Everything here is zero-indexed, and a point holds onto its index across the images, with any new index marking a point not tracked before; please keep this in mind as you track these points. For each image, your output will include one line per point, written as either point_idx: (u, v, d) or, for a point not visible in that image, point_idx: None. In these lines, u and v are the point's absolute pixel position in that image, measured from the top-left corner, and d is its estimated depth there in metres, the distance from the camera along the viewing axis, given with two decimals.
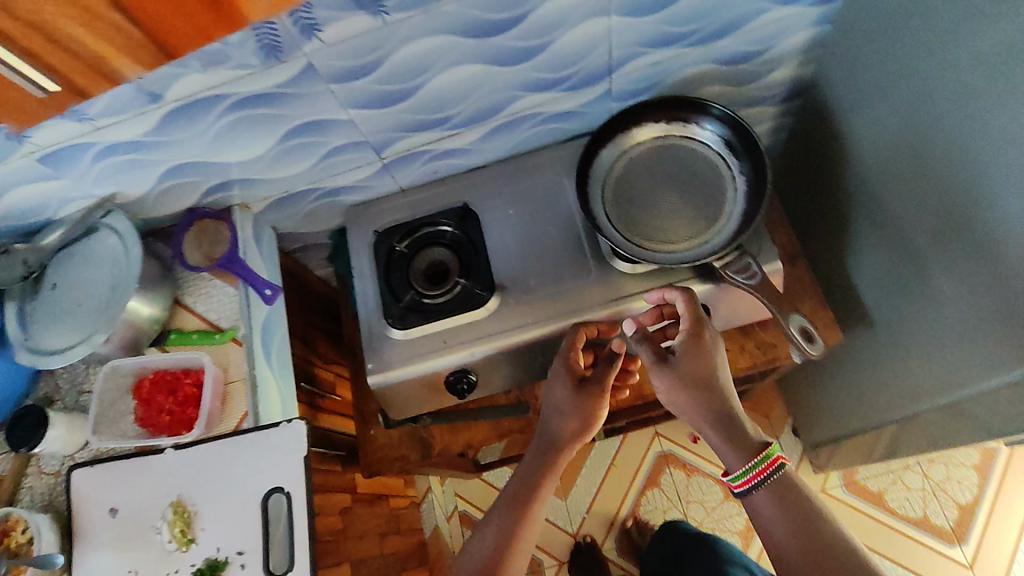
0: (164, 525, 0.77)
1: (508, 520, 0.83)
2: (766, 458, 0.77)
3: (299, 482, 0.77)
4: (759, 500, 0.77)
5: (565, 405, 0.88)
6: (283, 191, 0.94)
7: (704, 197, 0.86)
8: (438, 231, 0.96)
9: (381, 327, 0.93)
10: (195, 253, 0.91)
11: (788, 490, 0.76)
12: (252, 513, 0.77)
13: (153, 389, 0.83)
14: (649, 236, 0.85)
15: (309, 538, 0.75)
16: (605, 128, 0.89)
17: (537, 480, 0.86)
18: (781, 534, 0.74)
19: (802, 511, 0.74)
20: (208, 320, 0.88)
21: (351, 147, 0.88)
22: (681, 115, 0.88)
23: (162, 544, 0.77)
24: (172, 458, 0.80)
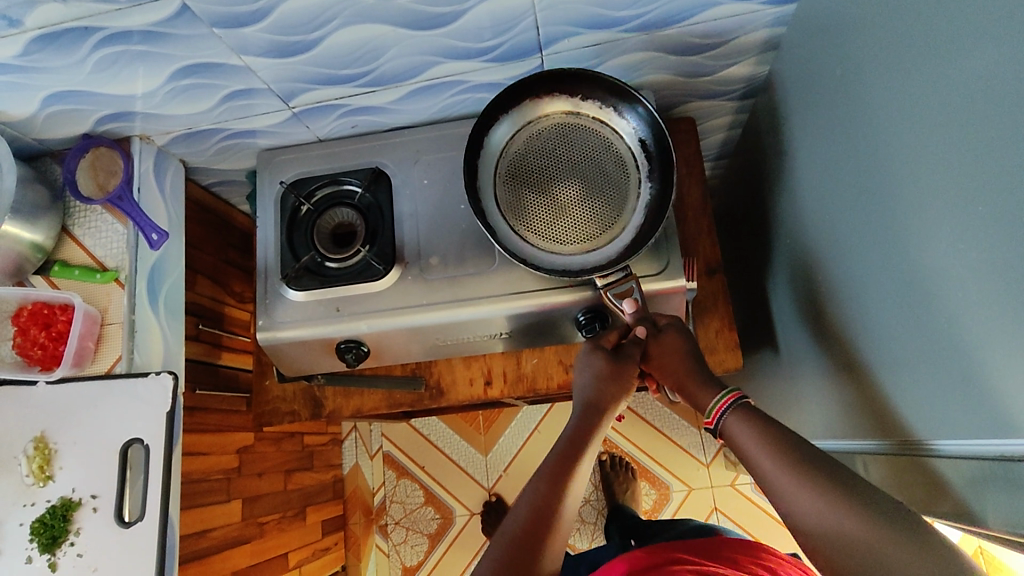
0: (23, 458, 0.78)
1: (548, 488, 0.68)
2: (726, 395, 0.68)
3: (160, 436, 0.79)
4: (736, 433, 0.65)
5: (605, 372, 0.76)
6: (184, 128, 0.89)
7: (604, 192, 0.81)
8: (347, 191, 0.92)
9: (277, 285, 0.89)
10: (88, 182, 0.88)
11: (761, 414, 0.65)
12: (110, 460, 0.78)
13: (29, 321, 0.80)
14: (539, 232, 0.81)
15: (162, 491, 0.78)
16: (513, 96, 0.82)
17: (581, 445, 0.72)
18: (778, 470, 0.59)
19: (792, 443, 0.60)
20: (95, 257, 0.86)
21: (254, 93, 0.82)
22: (597, 92, 0.81)
23: (19, 478, 0.77)
24: (43, 393, 0.80)
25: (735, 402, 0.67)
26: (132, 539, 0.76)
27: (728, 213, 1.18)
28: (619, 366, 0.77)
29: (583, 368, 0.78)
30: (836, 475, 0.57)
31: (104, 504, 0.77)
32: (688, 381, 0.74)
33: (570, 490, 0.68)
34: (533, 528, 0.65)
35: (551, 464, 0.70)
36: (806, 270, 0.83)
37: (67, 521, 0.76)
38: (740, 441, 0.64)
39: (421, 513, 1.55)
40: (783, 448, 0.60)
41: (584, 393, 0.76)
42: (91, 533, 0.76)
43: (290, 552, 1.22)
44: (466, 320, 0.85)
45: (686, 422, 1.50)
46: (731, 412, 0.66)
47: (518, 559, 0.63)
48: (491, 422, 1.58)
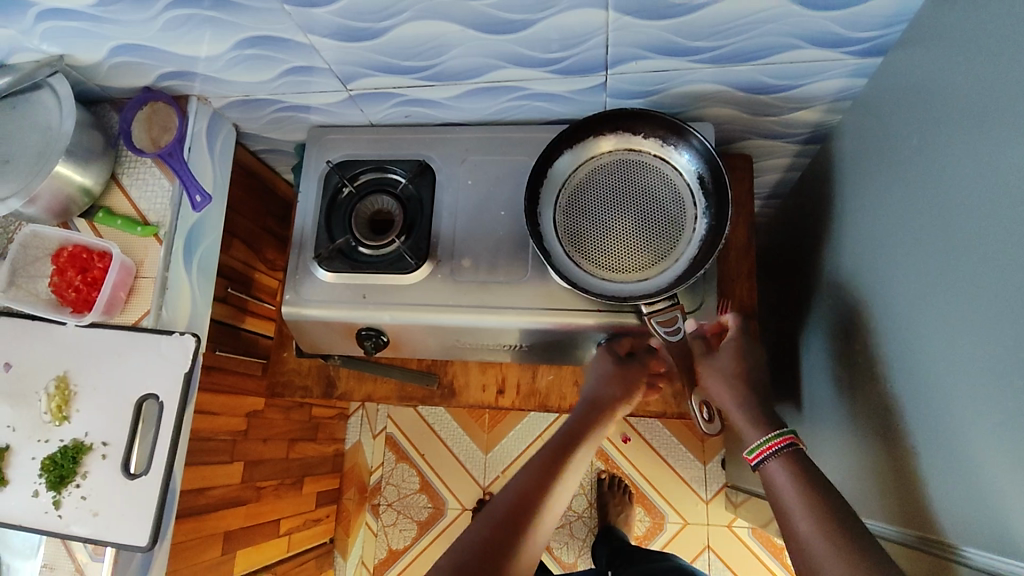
0: (44, 395, 0.78)
1: (544, 473, 0.71)
2: (776, 436, 0.67)
3: (175, 395, 0.78)
4: (779, 477, 0.65)
5: (613, 374, 0.81)
6: (243, 95, 0.90)
7: (662, 227, 0.80)
8: (390, 180, 0.92)
9: (309, 262, 0.90)
10: (143, 134, 0.89)
11: (809, 466, 0.64)
12: (125, 411, 0.78)
13: (68, 263, 0.82)
14: (592, 258, 0.80)
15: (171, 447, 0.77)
16: (575, 130, 0.82)
17: (578, 443, 0.76)
18: (806, 521, 0.59)
19: (832, 507, 0.59)
20: (137, 209, 0.87)
21: (316, 70, 0.83)
22: (677, 128, 0.80)
23: (37, 414, 0.78)
24: (72, 333, 0.81)
25: (785, 445, 0.66)
26: (136, 492, 0.76)
27: (771, 253, 1.16)
28: (628, 371, 0.82)
29: (592, 371, 0.83)
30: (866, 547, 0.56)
31: (113, 453, 0.77)
32: (729, 402, 0.75)
33: (564, 478, 0.72)
34: (524, 501, 0.68)
35: (548, 453, 0.74)
36: (845, 331, 0.80)
37: (76, 463, 0.76)
38: (776, 479, 0.65)
39: (414, 499, 1.56)
40: (819, 502, 0.60)
41: (588, 394, 0.82)
42: (98, 477, 0.76)
43: (283, 518, 1.23)
44: (489, 327, 0.84)
45: (692, 455, 1.48)
46: (776, 455, 0.66)
47: (510, 526, 0.65)
48: (497, 422, 1.58)
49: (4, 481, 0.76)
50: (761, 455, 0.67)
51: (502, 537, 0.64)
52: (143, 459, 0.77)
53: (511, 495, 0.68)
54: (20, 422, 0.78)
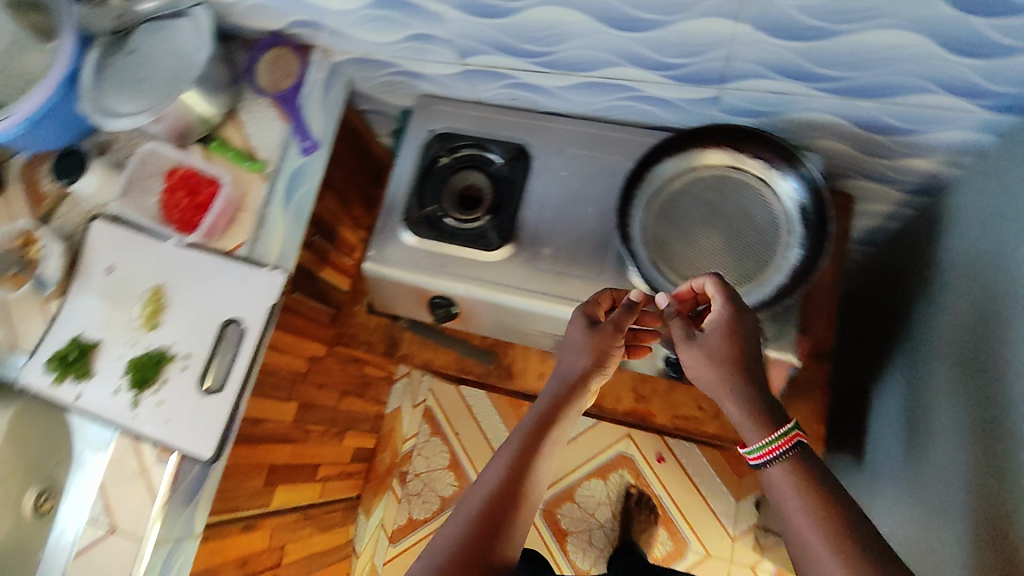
0: (140, 302, 0.83)
1: (515, 461, 0.66)
2: (783, 434, 0.59)
3: (258, 323, 0.81)
4: (781, 482, 0.58)
5: (581, 342, 0.73)
6: (362, 54, 0.93)
7: (751, 249, 0.79)
8: (485, 158, 0.94)
9: (395, 224, 0.93)
10: (265, 76, 0.94)
11: (821, 473, 0.58)
12: (209, 330, 0.81)
13: (179, 183, 0.88)
14: (673, 269, 0.80)
15: (246, 370, 0.80)
16: (680, 139, 0.82)
17: (551, 423, 0.70)
18: (823, 556, 0.53)
19: (848, 522, 0.54)
20: (248, 144, 0.91)
21: (437, 40, 0.85)
22: (790, 154, 0.78)
23: (131, 317, 0.83)
24: (171, 249, 0.85)
25: (790, 447, 0.59)
26: (209, 407, 0.78)
27: (853, 301, 1.12)
28: (598, 337, 0.72)
29: (564, 342, 0.75)
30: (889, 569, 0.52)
31: (192, 367, 0.80)
32: (720, 394, 0.64)
33: (540, 462, 0.68)
34: (501, 501, 0.63)
35: (524, 436, 0.68)
36: (930, 389, 0.77)
37: (157, 369, 0.79)
38: (778, 498, 0.59)
39: (441, 474, 1.59)
40: (835, 529, 0.54)
41: (559, 366, 0.74)
42: (175, 387, 0.79)
43: (322, 463, 1.26)
44: (558, 316, 0.85)
45: (728, 490, 1.44)
46: (779, 460, 0.59)
47: (484, 529, 0.61)
48: None
49: (90, 372, 0.81)
50: (763, 457, 0.60)
51: (480, 545, 0.61)
52: (218, 377, 0.80)
53: (486, 495, 0.64)
54: (115, 322, 0.83)
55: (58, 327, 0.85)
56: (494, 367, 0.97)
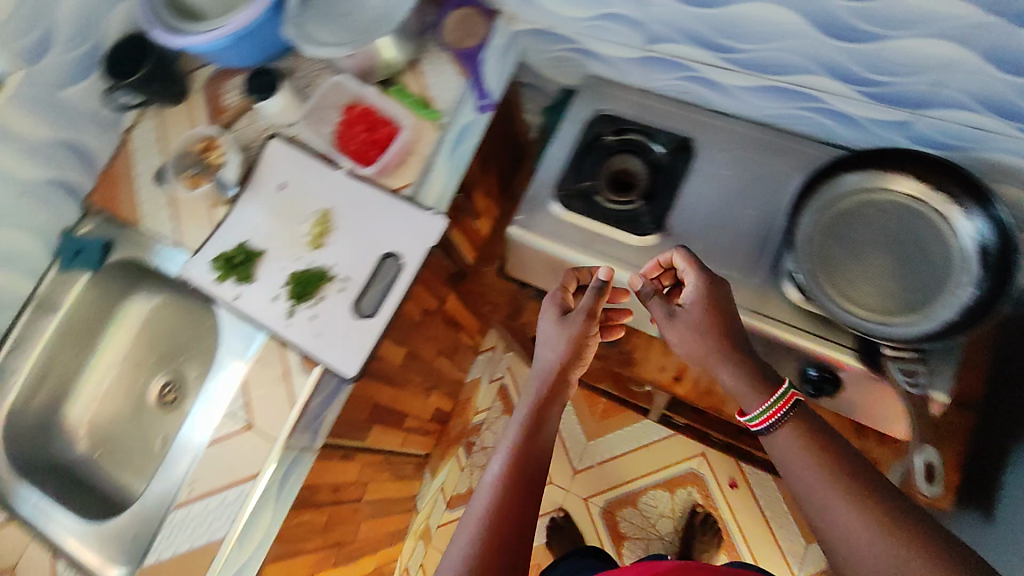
0: (309, 222, 0.87)
1: (517, 466, 0.63)
2: (782, 396, 0.66)
3: (416, 261, 0.84)
4: (784, 441, 0.64)
5: (557, 329, 0.74)
6: (545, 26, 0.94)
7: (920, 280, 0.77)
8: (647, 146, 0.93)
9: (545, 194, 0.94)
10: (450, 32, 0.95)
11: (819, 424, 0.64)
12: (369, 259, 0.85)
13: (358, 118, 0.92)
14: (835, 285, 0.79)
15: (397, 304, 0.83)
16: (862, 157, 0.80)
17: (543, 422, 0.69)
18: (846, 512, 0.56)
19: (849, 462, 0.60)
20: (426, 94, 0.93)
21: (629, 23, 0.86)
22: (981, 190, 0.74)
23: (299, 233, 0.87)
24: (340, 179, 0.89)
25: (792, 406, 0.65)
26: (358, 330, 0.82)
27: None
28: (577, 320, 0.74)
29: (541, 338, 0.75)
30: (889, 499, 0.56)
31: (348, 291, 0.84)
32: (712, 362, 0.71)
33: (540, 457, 0.66)
34: (506, 506, 0.61)
35: (519, 433, 0.66)
36: None
37: (316, 286, 0.84)
38: (790, 470, 0.62)
39: None
40: (847, 485, 0.58)
41: (540, 361, 0.74)
42: (330, 306, 0.84)
43: (408, 417, 1.29)
44: None
45: (799, 529, 1.40)
46: (779, 422, 0.65)
47: (498, 541, 0.58)
48: (609, 415, 1.56)
49: (252, 277, 0.86)
50: (767, 420, 0.65)
51: (490, 556, 0.57)
52: (371, 304, 0.84)
53: (493, 498, 0.61)
54: (281, 236, 0.87)
55: (225, 230, 0.90)
56: (615, 350, 0.96)
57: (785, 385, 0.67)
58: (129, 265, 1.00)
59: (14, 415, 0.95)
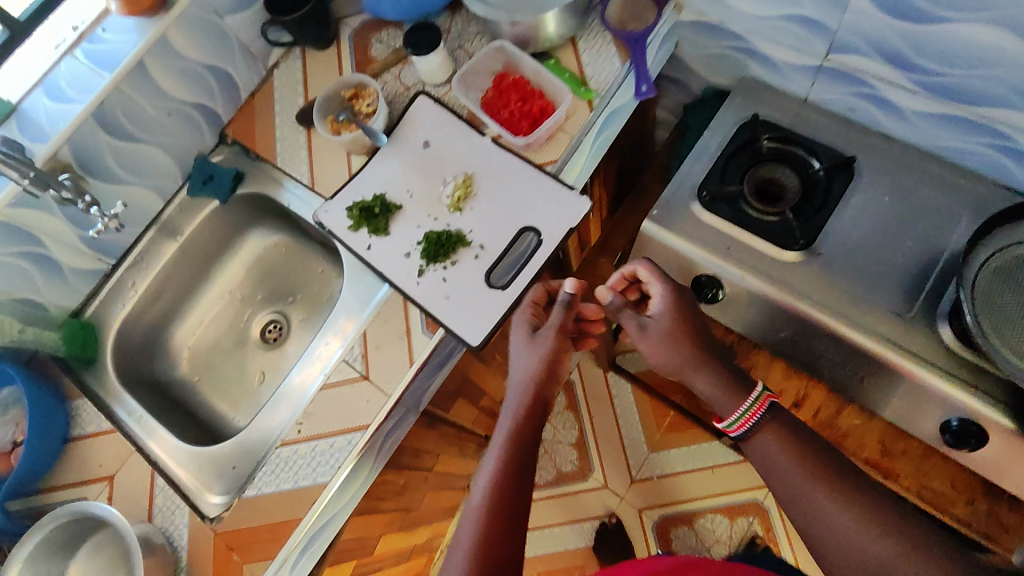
0: (451, 183, 0.86)
1: (504, 485, 0.63)
2: (756, 400, 0.66)
3: (555, 239, 0.82)
4: (765, 445, 0.63)
5: (530, 343, 0.74)
6: (716, 20, 0.90)
7: None
8: (805, 159, 0.89)
9: (686, 193, 0.90)
10: (616, 13, 0.92)
11: (795, 429, 0.63)
12: (508, 231, 0.83)
13: (511, 87, 0.90)
14: (1001, 331, 0.71)
15: (531, 279, 0.80)
16: None
17: (528, 438, 0.67)
18: (833, 509, 0.57)
19: (836, 468, 0.60)
20: (582, 72, 0.89)
21: (815, 27, 0.82)
22: None
23: (439, 194, 0.86)
24: (486, 145, 0.88)
25: (763, 412, 0.64)
26: (487, 300, 0.80)
27: None
28: (552, 332, 0.73)
29: (515, 353, 0.74)
30: (880, 504, 0.56)
31: (484, 258, 0.82)
32: (688, 369, 0.71)
33: (525, 471, 0.65)
34: (494, 525, 0.60)
35: (497, 456, 0.65)
36: None
37: (452, 249, 0.83)
38: (772, 472, 0.62)
39: (565, 450, 1.54)
40: (835, 486, 0.58)
41: (518, 374, 0.72)
42: (462, 270, 0.82)
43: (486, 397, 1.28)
44: (834, 336, 0.82)
45: None
46: (757, 425, 0.64)
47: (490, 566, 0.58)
48: (676, 430, 1.50)
49: (386, 230, 0.86)
50: (742, 427, 0.65)
51: None
52: (502, 277, 0.82)
53: (477, 524, 0.60)
54: (419, 194, 0.87)
55: (362, 181, 0.90)
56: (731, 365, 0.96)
57: (760, 388, 0.67)
58: (256, 199, 1.01)
59: (125, 328, 0.96)
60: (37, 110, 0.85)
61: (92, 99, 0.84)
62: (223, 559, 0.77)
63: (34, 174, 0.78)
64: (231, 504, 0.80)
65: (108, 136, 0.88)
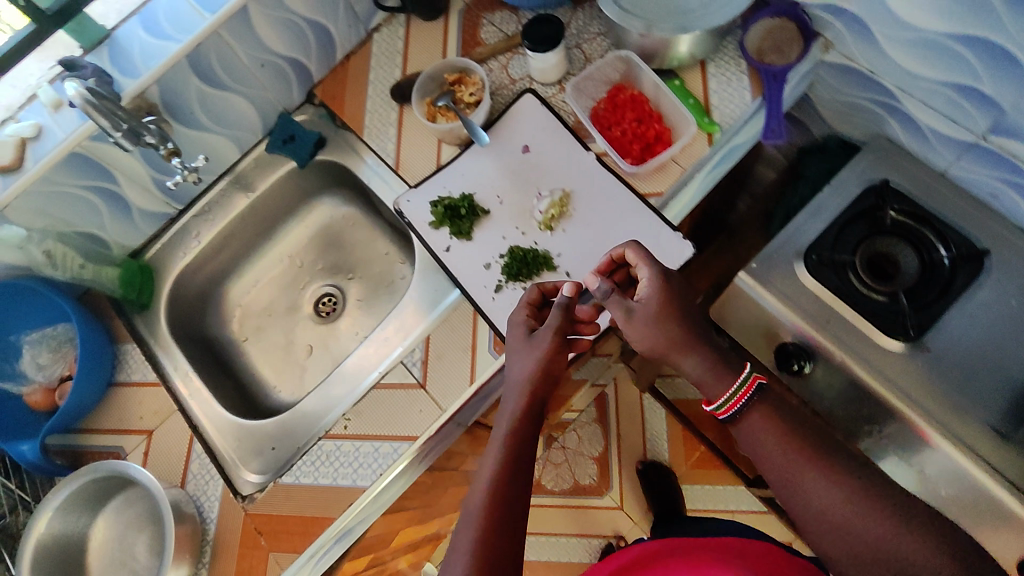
0: (546, 199, 0.79)
1: (505, 494, 0.58)
2: (745, 384, 0.57)
3: None
4: (755, 425, 0.57)
5: (523, 347, 0.67)
6: (866, 68, 0.81)
7: None
8: (933, 241, 0.80)
9: (793, 252, 0.83)
10: (756, 41, 0.83)
11: (783, 406, 0.58)
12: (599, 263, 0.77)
13: (627, 104, 0.83)
14: None
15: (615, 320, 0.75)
16: None
17: (526, 442, 0.62)
18: (825, 490, 0.52)
19: (831, 448, 0.54)
20: (707, 100, 0.82)
21: (982, 102, 0.72)
22: None
23: (531, 208, 0.80)
24: (589, 163, 0.81)
25: (753, 394, 0.57)
26: None
27: None
28: (542, 337, 0.66)
29: (510, 358, 0.68)
30: (882, 490, 0.51)
31: None
32: (676, 352, 0.60)
33: (526, 475, 0.60)
34: (496, 539, 0.55)
35: (495, 464, 0.60)
36: None
37: (536, 270, 0.77)
38: (764, 460, 0.56)
39: (585, 463, 1.47)
40: (826, 465, 0.53)
41: (513, 375, 0.66)
42: None
43: None
44: (923, 442, 0.75)
45: None
46: (748, 407, 0.57)
47: None
48: (704, 467, 1.42)
49: (469, 235, 0.81)
50: (730, 409, 0.57)
51: None
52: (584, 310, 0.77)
53: (475, 533, 0.55)
54: (509, 203, 0.81)
55: (450, 175, 0.84)
56: None
57: (750, 368, 0.59)
58: (335, 168, 0.97)
59: (183, 277, 0.94)
60: (131, 41, 0.80)
61: (190, 40, 0.79)
62: (251, 542, 0.76)
63: (127, 127, 0.72)
64: (267, 486, 0.78)
65: (199, 82, 0.83)
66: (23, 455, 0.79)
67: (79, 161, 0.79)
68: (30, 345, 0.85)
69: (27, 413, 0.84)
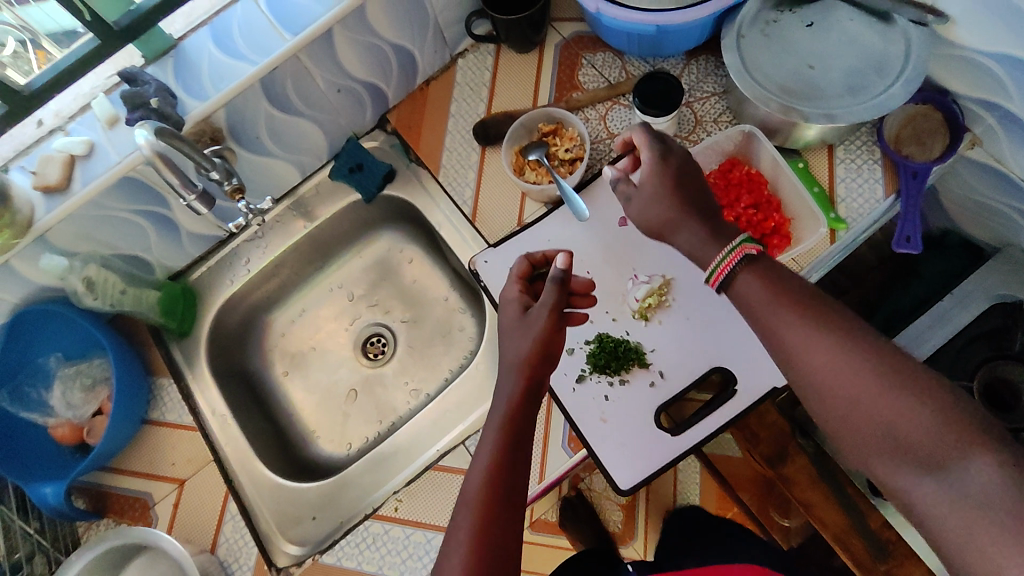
0: (644, 285, 0.71)
1: (499, 485, 0.51)
2: (732, 253, 0.52)
3: (750, 395, 0.68)
4: (745, 288, 0.52)
5: (512, 325, 0.61)
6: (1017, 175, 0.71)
7: None
8: None
9: None
10: (895, 128, 0.74)
11: (780, 271, 0.52)
12: (698, 366, 0.69)
13: (741, 183, 0.75)
14: None
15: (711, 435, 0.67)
16: None
17: (524, 429, 0.55)
18: (809, 340, 0.48)
19: (826, 307, 0.49)
20: (832, 189, 0.74)
21: None
22: None
23: (626, 292, 0.72)
24: None
25: (744, 258, 0.52)
26: (652, 441, 0.68)
27: None
28: (534, 313, 0.60)
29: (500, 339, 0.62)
30: (873, 349, 0.46)
31: (661, 388, 0.69)
32: (669, 229, 0.58)
33: (525, 463, 0.54)
34: (491, 530, 0.49)
35: (491, 451, 0.53)
36: None
37: (626, 366, 0.70)
38: (752, 318, 0.52)
39: None
40: (817, 319, 0.48)
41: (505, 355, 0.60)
42: (630, 394, 0.70)
43: None
44: None
45: None
46: (738, 272, 0.52)
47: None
48: None
49: None
50: (721, 276, 0.53)
51: None
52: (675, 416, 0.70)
53: (467, 525, 0.49)
54: (601, 282, 0.73)
55: (534, 238, 0.76)
56: None
57: (741, 237, 0.53)
58: (401, 204, 0.89)
59: (228, 305, 0.87)
60: (200, 55, 0.71)
61: (267, 63, 0.69)
62: None
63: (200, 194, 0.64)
64: (306, 562, 0.72)
65: (270, 106, 0.74)
66: (45, 499, 0.73)
67: (130, 185, 0.70)
68: (63, 378, 0.78)
69: (53, 444, 0.78)
